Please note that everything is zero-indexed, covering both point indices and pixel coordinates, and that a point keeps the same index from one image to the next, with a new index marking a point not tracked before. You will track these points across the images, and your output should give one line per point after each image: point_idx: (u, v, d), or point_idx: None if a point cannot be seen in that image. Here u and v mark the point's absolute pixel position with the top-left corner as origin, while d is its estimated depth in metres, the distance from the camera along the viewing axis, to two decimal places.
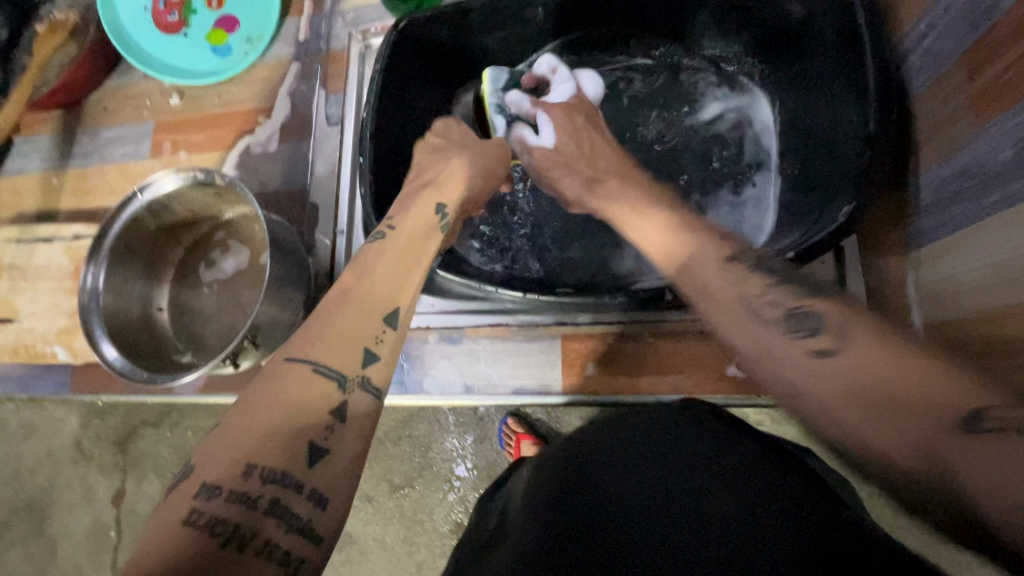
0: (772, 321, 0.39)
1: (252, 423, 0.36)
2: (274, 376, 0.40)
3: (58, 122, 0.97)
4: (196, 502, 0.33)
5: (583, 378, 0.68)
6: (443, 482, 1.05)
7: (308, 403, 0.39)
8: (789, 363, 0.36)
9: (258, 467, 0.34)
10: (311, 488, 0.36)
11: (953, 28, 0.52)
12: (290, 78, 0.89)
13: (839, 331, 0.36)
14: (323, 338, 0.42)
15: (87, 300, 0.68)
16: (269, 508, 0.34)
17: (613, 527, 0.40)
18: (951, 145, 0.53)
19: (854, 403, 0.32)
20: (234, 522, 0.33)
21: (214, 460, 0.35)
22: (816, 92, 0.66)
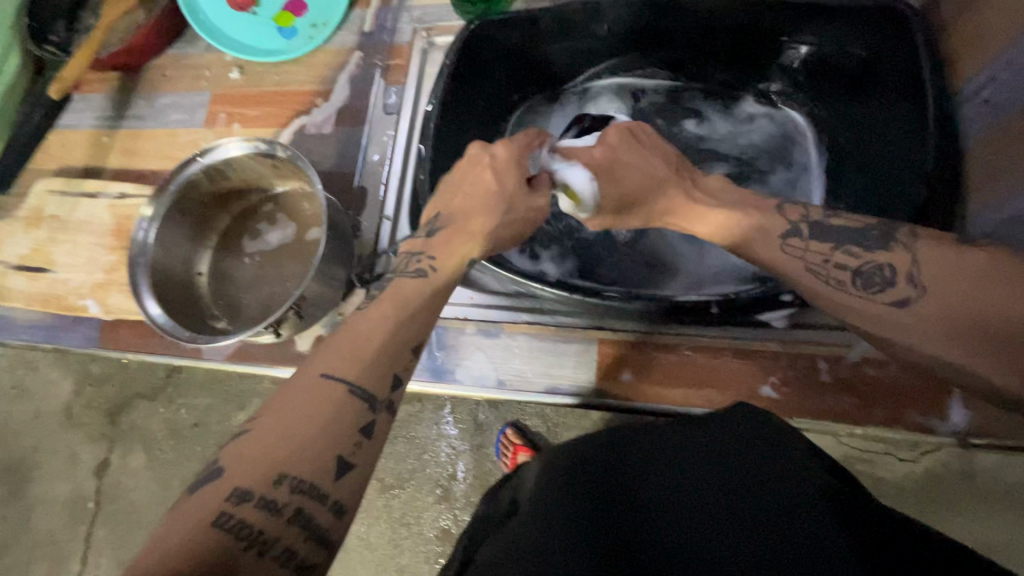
0: (844, 282, 0.49)
1: (290, 438, 0.39)
2: (311, 389, 0.42)
3: (116, 82, 0.99)
4: (227, 505, 0.36)
5: (617, 384, 0.69)
6: (434, 487, 1.05)
7: (337, 427, 0.40)
8: (879, 315, 0.47)
9: (288, 478, 0.38)
10: (333, 501, 0.38)
11: (1014, 83, 0.54)
12: (352, 66, 0.92)
13: (910, 279, 0.46)
14: (354, 355, 0.44)
15: (136, 254, 0.70)
16: (292, 517, 0.37)
17: (648, 534, 0.45)
18: (1003, 194, 0.55)
19: (954, 339, 0.43)
20: (258, 528, 0.36)
21: (246, 469, 0.38)
22: (870, 132, 0.69)
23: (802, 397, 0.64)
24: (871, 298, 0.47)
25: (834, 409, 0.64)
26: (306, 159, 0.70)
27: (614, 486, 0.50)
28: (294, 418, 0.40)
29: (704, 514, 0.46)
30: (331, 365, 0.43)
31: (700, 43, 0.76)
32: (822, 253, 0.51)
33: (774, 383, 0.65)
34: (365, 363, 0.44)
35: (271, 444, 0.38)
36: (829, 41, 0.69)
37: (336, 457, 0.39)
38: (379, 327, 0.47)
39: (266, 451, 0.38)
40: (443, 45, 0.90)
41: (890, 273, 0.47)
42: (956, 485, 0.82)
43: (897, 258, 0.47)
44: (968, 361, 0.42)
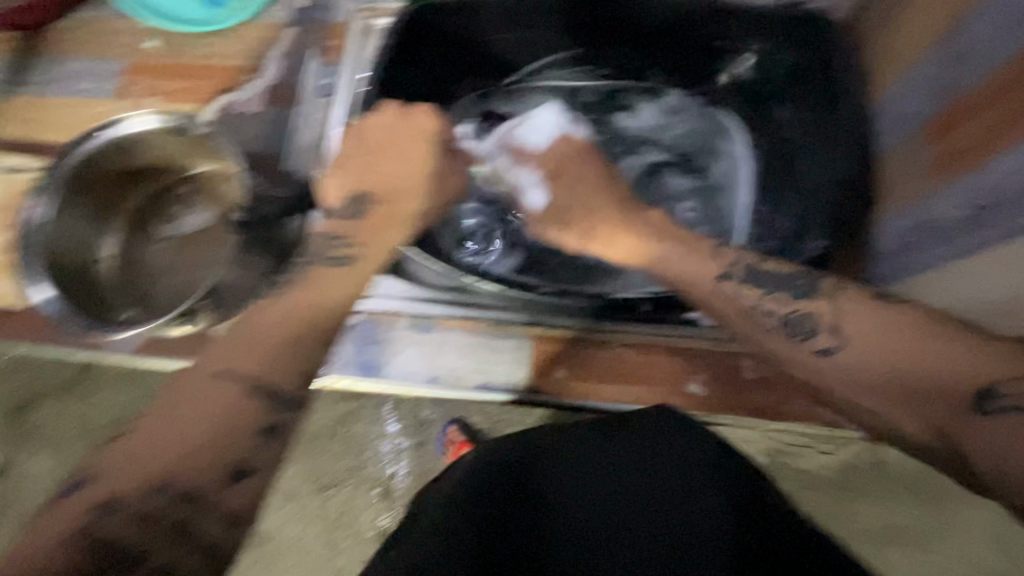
0: (773, 329, 0.53)
1: (170, 445, 0.46)
2: (199, 395, 0.49)
3: (12, 44, 0.89)
4: (100, 514, 0.44)
5: (549, 381, 0.68)
6: (373, 486, 1.01)
7: (220, 432, 0.48)
8: (816, 366, 0.51)
9: (172, 486, 0.45)
10: (223, 511, 0.46)
11: (924, 95, 0.57)
12: (284, 41, 0.86)
13: (832, 329, 0.51)
14: (271, 340, 0.53)
15: (27, 238, 0.64)
16: (174, 524, 0.45)
17: (565, 537, 0.48)
18: (908, 203, 0.58)
19: (874, 391, 0.48)
20: (176, 476, 0.46)
21: (173, 424, 0.47)
22: (798, 136, 0.71)
23: (727, 394, 0.66)
24: (799, 344, 0.52)
25: (756, 405, 0.66)
26: (223, 138, 0.65)
27: (534, 493, 0.49)
28: (177, 427, 0.47)
29: (618, 531, 0.47)
30: (226, 360, 0.51)
31: (640, 40, 0.75)
32: (755, 294, 0.55)
33: (702, 380, 0.66)
34: (268, 352, 0.52)
35: (199, 402, 0.48)
36: (762, 46, 0.70)
37: (226, 463, 0.47)
38: (280, 329, 0.54)
39: (156, 455, 0.46)
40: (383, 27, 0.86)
41: (815, 322, 0.51)
42: (867, 476, 0.88)
43: (821, 307, 0.52)
44: (887, 411, 0.47)
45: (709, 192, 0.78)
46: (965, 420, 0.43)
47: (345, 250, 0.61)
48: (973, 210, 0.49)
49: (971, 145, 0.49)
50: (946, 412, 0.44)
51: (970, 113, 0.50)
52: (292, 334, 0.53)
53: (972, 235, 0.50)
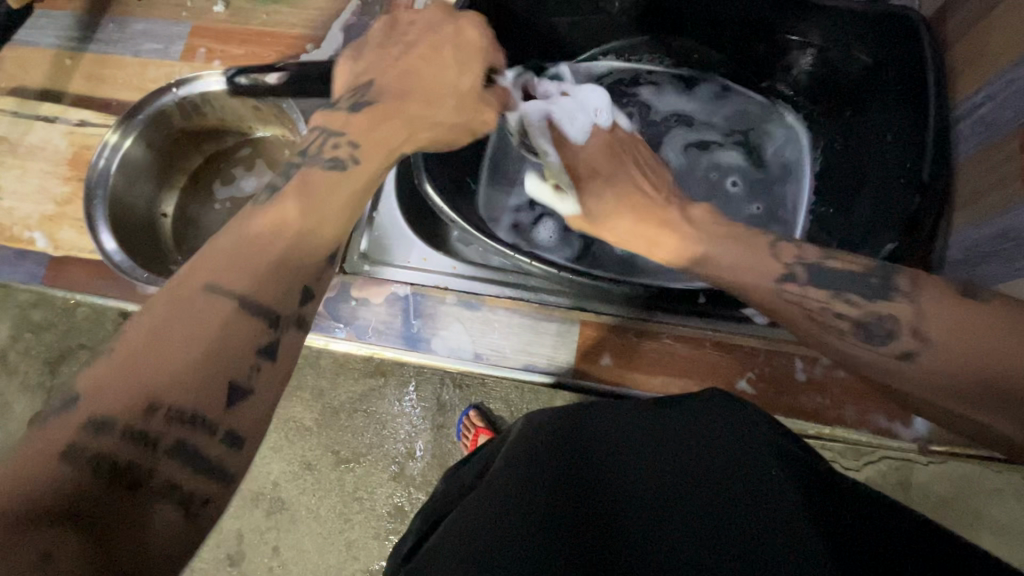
0: (847, 331, 0.47)
1: (158, 356, 0.34)
2: (188, 305, 0.37)
3: (85, 1, 0.91)
4: (79, 436, 0.32)
5: (596, 367, 0.68)
6: (390, 463, 1.02)
7: (224, 343, 0.37)
8: (884, 368, 0.46)
9: (163, 405, 0.34)
10: (225, 431, 0.36)
11: (1012, 101, 0.55)
12: (348, 14, 0.87)
13: (915, 329, 0.44)
14: (239, 263, 0.39)
15: (94, 182, 0.65)
16: (172, 450, 0.34)
17: (607, 499, 0.45)
18: (987, 211, 0.57)
19: (961, 396, 0.42)
20: (124, 459, 0.33)
21: (112, 393, 0.33)
22: (865, 140, 0.70)
23: (775, 394, 0.65)
24: (874, 349, 0.46)
25: (804, 408, 0.65)
26: (292, 102, 0.66)
27: (578, 465, 0.48)
28: (169, 338, 0.35)
29: (658, 488, 0.45)
30: (217, 274, 0.38)
31: (709, 33, 0.75)
32: (831, 289, 0.48)
33: (750, 378, 0.66)
34: (260, 274, 0.39)
35: (139, 365, 0.34)
36: (835, 47, 0.69)
37: (228, 382, 0.36)
38: (279, 234, 0.42)
39: (144, 368, 0.34)
40: (446, 5, 0.86)
41: (894, 325, 0.45)
42: (893, 494, 0.86)
43: (900, 307, 0.45)
44: (976, 416, 0.42)
45: (770, 178, 0.78)
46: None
47: (338, 151, 0.49)
48: None
49: None
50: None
51: None
52: (295, 239, 0.42)
53: None
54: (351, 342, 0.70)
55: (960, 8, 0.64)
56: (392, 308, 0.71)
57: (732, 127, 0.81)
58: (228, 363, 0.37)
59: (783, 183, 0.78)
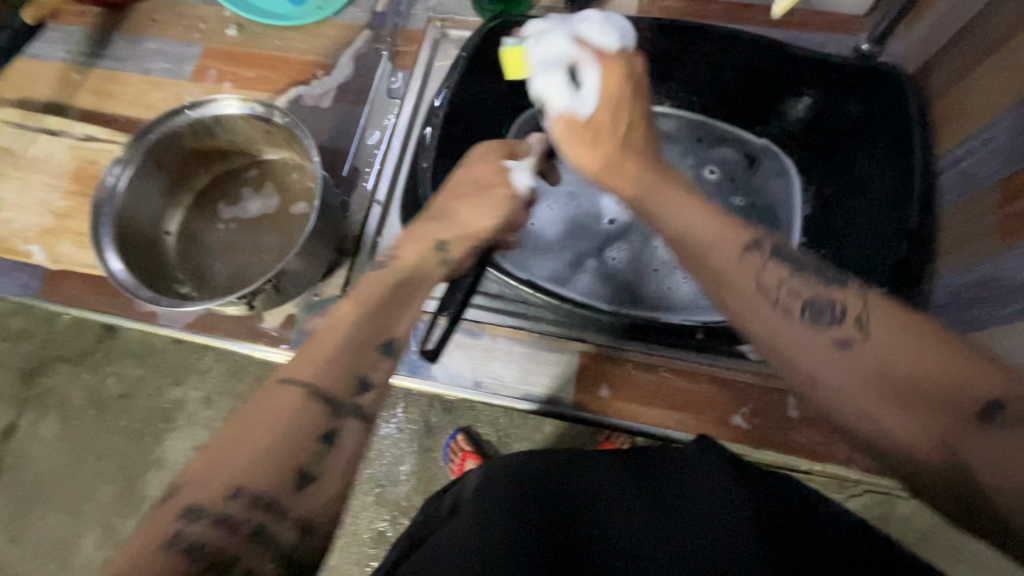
0: (795, 313, 0.45)
1: (243, 446, 0.40)
2: (270, 399, 0.43)
3: (97, 20, 0.92)
4: (179, 524, 0.37)
5: (594, 398, 0.68)
6: (373, 486, 1.01)
7: (295, 431, 0.42)
8: (813, 354, 0.43)
9: (243, 492, 0.39)
10: (295, 516, 0.41)
11: (994, 156, 0.59)
12: (360, 43, 0.89)
13: (860, 322, 0.43)
14: (315, 362, 0.46)
15: (102, 201, 0.65)
16: (253, 534, 0.39)
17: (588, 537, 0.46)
18: (971, 259, 0.60)
19: (872, 389, 0.40)
20: (214, 549, 0.38)
21: (203, 485, 0.39)
22: (854, 188, 0.73)
23: (770, 429, 0.67)
24: (818, 329, 0.44)
25: (797, 443, 0.66)
26: (304, 127, 0.67)
27: (550, 492, 0.49)
28: (250, 426, 0.41)
29: (633, 535, 0.46)
30: (291, 370, 0.45)
31: (704, 81, 0.79)
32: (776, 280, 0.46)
33: (745, 413, 0.67)
34: (323, 367, 0.45)
35: (223, 459, 0.40)
36: (828, 99, 0.73)
37: (295, 468, 0.41)
38: (337, 330, 0.48)
39: (227, 462, 0.39)
40: (456, 39, 0.88)
41: (842, 312, 0.44)
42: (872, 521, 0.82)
43: (851, 299, 0.45)
44: (889, 417, 0.39)
45: (759, 198, 0.79)
46: (980, 435, 0.37)
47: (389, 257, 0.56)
48: None
49: None
50: (960, 425, 0.37)
51: None
52: None
53: None
54: None
55: (941, 67, 0.68)
56: None
57: (708, 147, 0.82)
58: (291, 453, 0.41)
59: (777, 201, 0.79)
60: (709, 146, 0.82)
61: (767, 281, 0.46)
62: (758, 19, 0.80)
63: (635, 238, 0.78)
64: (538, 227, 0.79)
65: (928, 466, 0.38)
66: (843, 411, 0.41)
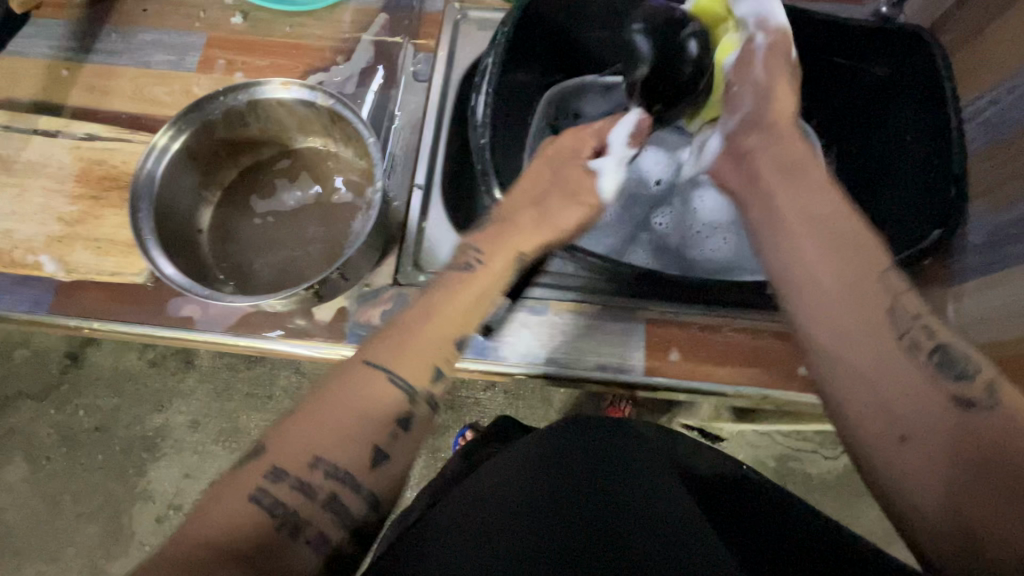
0: (915, 354, 0.44)
1: (328, 421, 0.43)
2: (355, 378, 0.46)
3: (83, 12, 0.85)
4: (264, 482, 0.40)
5: (665, 363, 0.69)
6: None
7: (379, 413, 0.45)
8: (920, 384, 0.42)
9: (324, 462, 0.41)
10: (367, 490, 0.43)
11: (1019, 103, 0.63)
12: (376, 26, 0.86)
13: (989, 390, 0.41)
14: (401, 352, 0.48)
15: (139, 197, 0.60)
16: (325, 500, 0.41)
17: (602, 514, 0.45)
18: (1008, 198, 0.64)
19: (961, 443, 0.39)
20: (292, 509, 0.40)
21: (288, 448, 0.41)
22: (883, 144, 0.76)
23: None
24: (937, 380, 0.42)
25: None
26: (356, 109, 0.64)
27: (598, 482, 0.48)
28: (334, 401, 0.44)
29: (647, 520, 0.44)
30: (372, 352, 0.48)
31: None
32: (910, 311, 0.46)
33: None
34: (404, 355, 0.48)
35: (312, 432, 0.42)
36: (851, 59, 0.75)
37: (372, 444, 0.43)
38: (424, 316, 0.51)
39: (312, 432, 0.42)
40: (477, 19, 0.87)
41: (972, 369, 0.42)
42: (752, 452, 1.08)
43: (986, 367, 0.43)
44: (949, 471, 0.38)
45: None
46: None
47: (466, 256, 0.58)
48: None
49: None
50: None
51: None
52: None
53: None
54: None
55: (954, 25, 0.73)
56: None
57: None
58: (371, 431, 0.44)
59: None
60: None
61: (902, 307, 0.46)
62: None
63: (675, 202, 0.86)
64: None
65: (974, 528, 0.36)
66: (912, 430, 0.41)
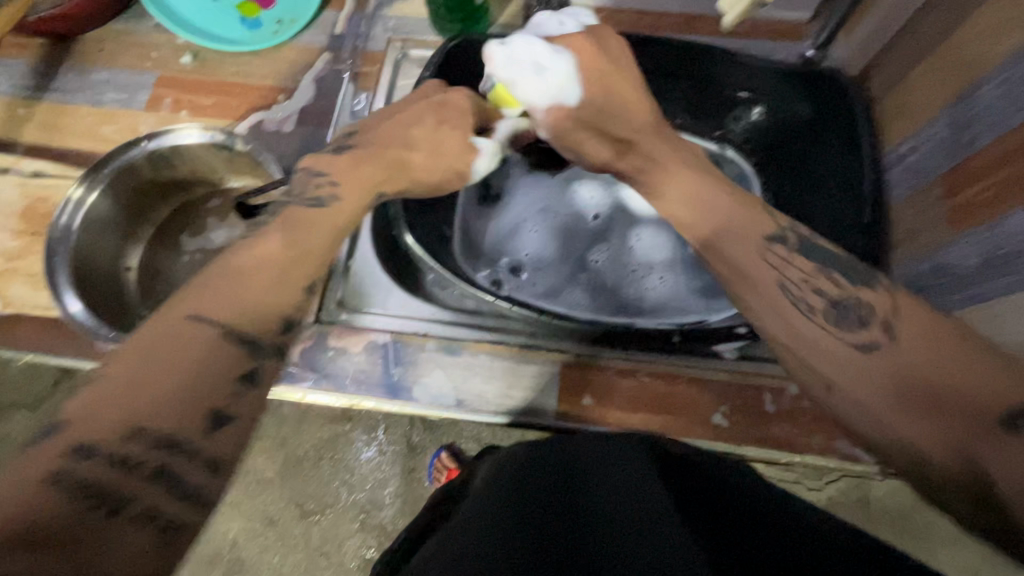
0: (820, 306, 0.46)
1: (147, 382, 0.37)
2: (175, 332, 0.39)
3: (41, 51, 0.89)
4: (68, 461, 0.34)
5: (578, 407, 0.69)
6: (358, 513, 0.98)
7: (205, 369, 0.39)
8: (838, 350, 0.44)
9: (151, 431, 0.36)
10: (207, 457, 0.38)
11: (933, 152, 0.62)
12: (320, 65, 0.89)
13: (885, 320, 0.44)
14: (218, 291, 0.42)
15: (56, 240, 0.63)
16: (153, 474, 0.36)
17: (584, 510, 0.44)
18: (924, 248, 0.63)
19: (895, 395, 0.41)
20: (107, 485, 0.35)
21: (96, 419, 0.35)
22: (810, 190, 0.75)
23: (750, 423, 0.68)
24: (839, 333, 0.45)
25: (777, 436, 0.68)
26: (269, 154, 0.66)
27: (564, 492, 0.47)
28: (154, 363, 0.38)
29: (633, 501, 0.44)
30: (203, 304, 0.41)
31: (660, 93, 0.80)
32: (800, 272, 0.48)
33: (724, 411, 0.68)
34: (245, 307, 0.42)
35: (123, 389, 0.36)
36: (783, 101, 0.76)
37: (209, 410, 0.38)
38: (265, 264, 0.45)
39: (123, 400, 0.36)
40: (418, 58, 0.89)
41: (867, 312, 0.45)
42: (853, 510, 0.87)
43: (878, 297, 0.46)
44: (902, 426, 0.39)
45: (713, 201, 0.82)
46: (1002, 445, 0.36)
47: (322, 190, 0.52)
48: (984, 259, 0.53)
49: (980, 201, 0.54)
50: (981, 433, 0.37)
51: (985, 169, 0.54)
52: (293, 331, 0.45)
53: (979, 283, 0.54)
54: (329, 394, 0.69)
55: (883, 69, 0.72)
56: (372, 357, 0.71)
57: None
58: (204, 391, 0.39)
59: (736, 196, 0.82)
60: None
61: (789, 276, 0.48)
62: (708, 30, 0.84)
63: (612, 239, 0.79)
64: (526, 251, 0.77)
65: (936, 469, 0.38)
66: (856, 408, 0.42)
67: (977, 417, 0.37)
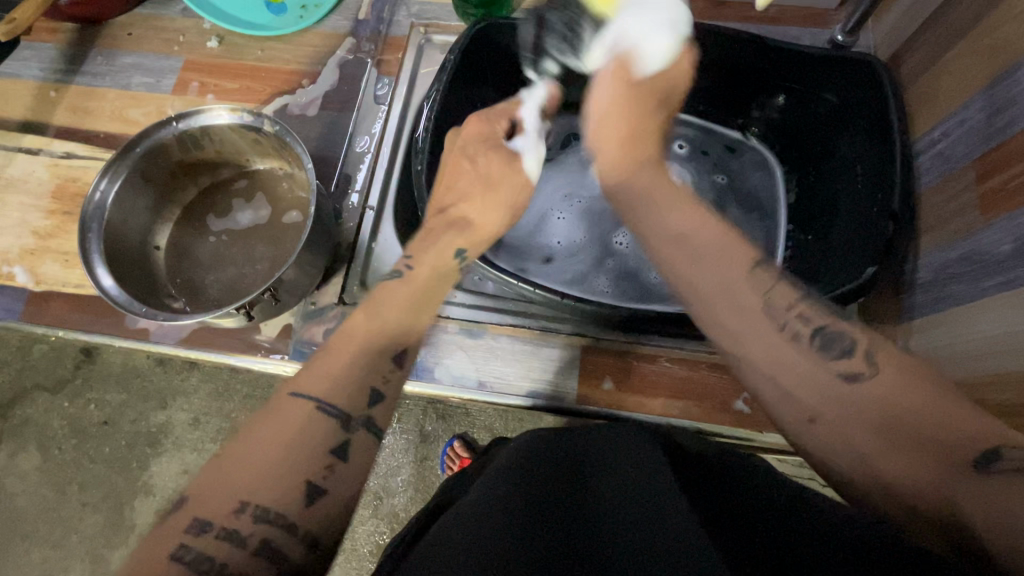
0: (804, 337, 0.46)
1: (252, 447, 0.39)
2: (277, 415, 0.41)
3: (71, 36, 0.91)
4: (186, 536, 0.35)
5: (598, 391, 0.69)
6: (372, 498, 0.99)
7: (310, 444, 0.40)
8: (820, 380, 0.44)
9: (252, 507, 0.36)
10: (307, 533, 0.37)
11: (965, 137, 0.61)
12: (342, 50, 0.89)
13: (867, 355, 0.44)
14: (321, 372, 0.43)
15: (90, 216, 0.64)
16: (258, 547, 0.36)
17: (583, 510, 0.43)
18: (953, 235, 0.62)
19: (875, 433, 0.40)
20: (219, 563, 0.35)
21: (208, 498, 0.37)
22: (838, 177, 0.75)
23: None
24: (825, 362, 0.45)
25: None
26: (296, 135, 0.66)
27: (569, 489, 0.46)
28: (257, 441, 0.39)
29: (633, 493, 0.42)
30: (298, 382, 0.43)
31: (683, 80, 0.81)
32: (786, 303, 0.48)
33: (746, 397, 0.68)
34: (334, 375, 0.43)
35: (232, 471, 0.38)
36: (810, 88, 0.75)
37: (305, 482, 0.38)
38: (347, 341, 0.46)
39: (230, 477, 0.37)
40: (441, 44, 0.89)
41: (851, 342, 0.45)
42: None
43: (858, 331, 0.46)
44: (878, 458, 0.39)
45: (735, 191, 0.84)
46: (973, 482, 0.35)
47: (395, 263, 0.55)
48: (1017, 245, 0.52)
49: (1012, 187, 0.53)
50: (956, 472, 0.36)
51: (1018, 154, 0.53)
52: None
53: (1011, 270, 0.53)
54: None
55: (912, 55, 0.71)
56: None
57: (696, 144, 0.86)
58: (303, 465, 0.39)
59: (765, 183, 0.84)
60: (699, 151, 0.86)
61: (777, 298, 0.48)
62: (733, 16, 0.83)
63: None
64: (551, 236, 0.78)
65: (914, 505, 0.37)
66: (838, 446, 0.42)
67: (948, 457, 0.37)
